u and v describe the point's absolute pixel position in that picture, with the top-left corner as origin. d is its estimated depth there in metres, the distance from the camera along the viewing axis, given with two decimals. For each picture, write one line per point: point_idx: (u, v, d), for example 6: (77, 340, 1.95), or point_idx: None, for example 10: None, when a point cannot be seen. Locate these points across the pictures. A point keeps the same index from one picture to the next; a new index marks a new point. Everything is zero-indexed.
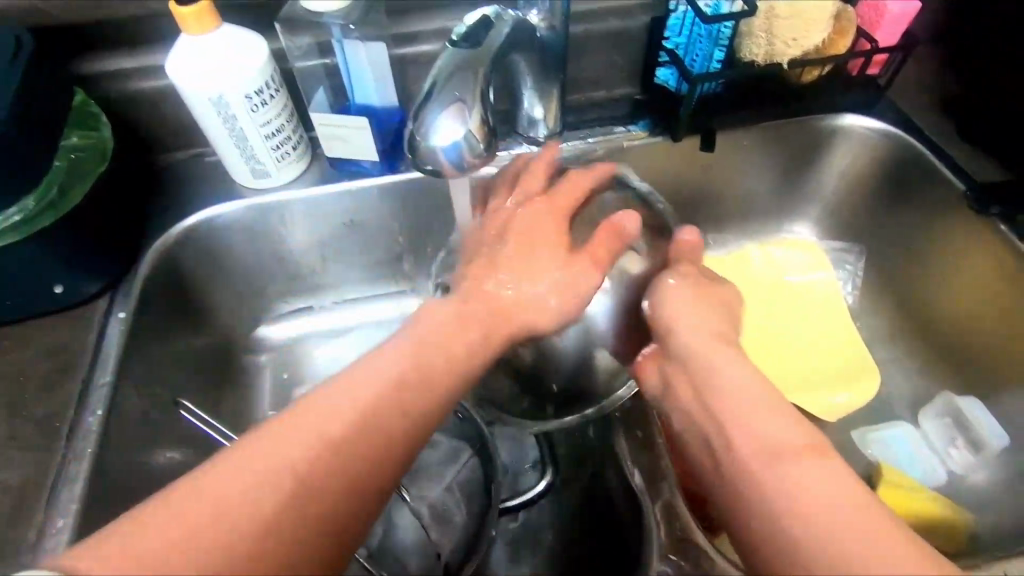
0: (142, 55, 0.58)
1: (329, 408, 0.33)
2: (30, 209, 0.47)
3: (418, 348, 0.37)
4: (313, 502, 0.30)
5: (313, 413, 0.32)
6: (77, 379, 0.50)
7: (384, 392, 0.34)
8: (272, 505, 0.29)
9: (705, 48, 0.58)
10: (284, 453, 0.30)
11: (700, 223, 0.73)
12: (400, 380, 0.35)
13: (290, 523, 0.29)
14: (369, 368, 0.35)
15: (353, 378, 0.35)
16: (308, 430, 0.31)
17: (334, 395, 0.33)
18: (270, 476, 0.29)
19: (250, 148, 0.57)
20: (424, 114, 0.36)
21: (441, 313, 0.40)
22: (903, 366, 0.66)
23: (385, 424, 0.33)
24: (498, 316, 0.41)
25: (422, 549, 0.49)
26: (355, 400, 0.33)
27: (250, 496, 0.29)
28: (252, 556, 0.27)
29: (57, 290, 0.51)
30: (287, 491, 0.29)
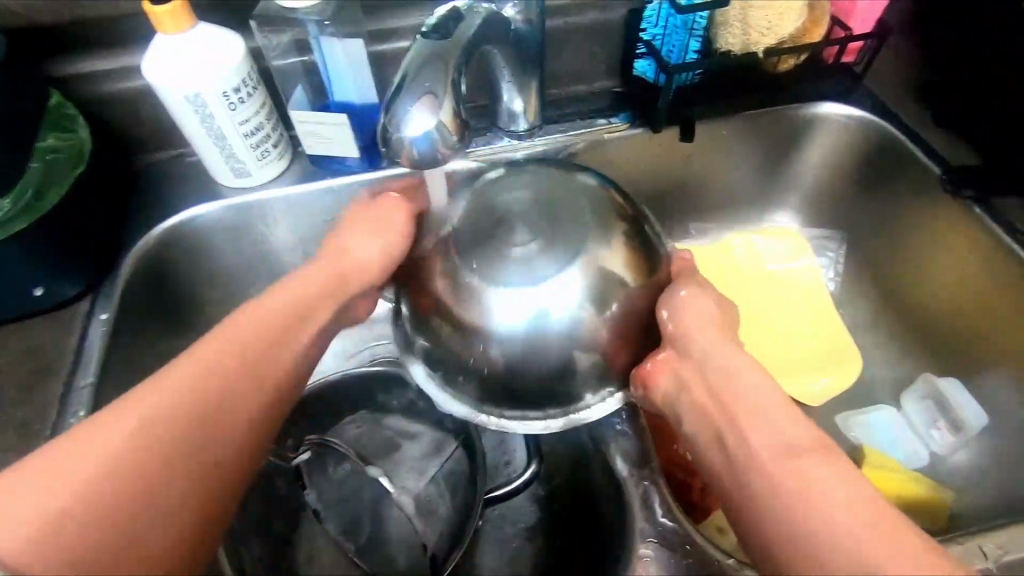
0: (118, 55, 0.58)
1: (206, 360, 0.36)
2: (7, 210, 0.47)
3: (283, 303, 0.42)
4: (214, 441, 0.34)
5: (194, 364, 0.36)
6: (58, 381, 0.50)
7: (253, 342, 0.39)
8: (128, 471, 0.32)
9: (682, 38, 0.59)
10: (129, 425, 0.33)
11: (682, 214, 0.74)
12: (270, 330, 0.40)
13: (154, 480, 0.32)
14: (241, 322, 0.39)
15: (197, 348, 0.37)
16: (154, 402, 0.34)
17: (182, 366, 0.36)
18: (167, 419, 0.33)
19: (229, 147, 0.56)
20: (397, 106, 0.36)
21: (287, 286, 0.43)
22: (885, 351, 0.67)
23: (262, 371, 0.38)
24: (334, 286, 0.45)
25: (408, 543, 0.49)
26: (198, 367, 0.36)
27: (107, 469, 0.31)
28: (121, 513, 0.31)
29: (37, 292, 0.51)
30: (141, 455, 0.32)
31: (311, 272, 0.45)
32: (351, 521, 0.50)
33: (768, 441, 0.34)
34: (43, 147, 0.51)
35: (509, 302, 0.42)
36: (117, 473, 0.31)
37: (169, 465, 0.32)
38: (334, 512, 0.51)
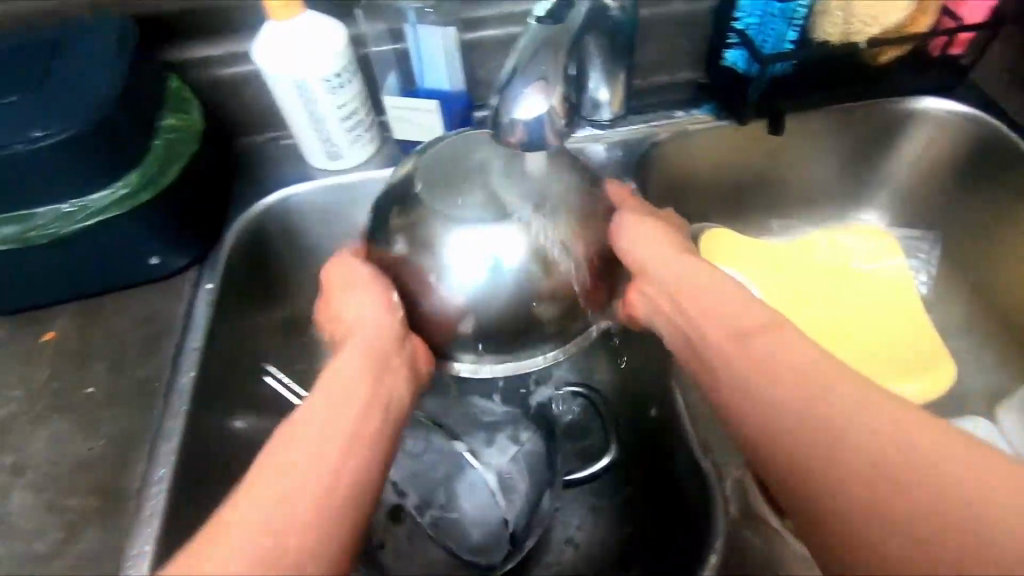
0: (226, 43, 0.62)
1: (260, 494, 0.31)
2: (132, 185, 0.50)
3: (324, 404, 0.35)
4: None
5: (256, 496, 0.31)
6: (171, 345, 0.54)
7: (311, 459, 0.32)
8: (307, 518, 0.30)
9: (779, 28, 0.57)
10: (289, 485, 0.31)
11: (762, 209, 0.72)
12: (323, 438, 0.33)
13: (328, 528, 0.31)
14: (286, 439, 0.33)
15: (315, 402, 0.35)
16: (301, 456, 0.32)
17: (311, 420, 0.34)
18: (301, 489, 0.31)
19: (326, 131, 0.59)
20: (510, 90, 0.37)
21: (369, 326, 0.41)
22: (979, 359, 0.64)
23: (344, 474, 0.33)
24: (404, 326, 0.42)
25: (486, 516, 0.50)
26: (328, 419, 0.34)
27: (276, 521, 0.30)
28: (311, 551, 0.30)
29: (152, 261, 0.55)
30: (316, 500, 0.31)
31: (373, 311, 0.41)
32: (429, 494, 0.51)
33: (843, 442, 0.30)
34: (165, 127, 0.54)
35: (460, 254, 0.40)
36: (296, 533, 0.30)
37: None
38: (413, 485, 0.52)
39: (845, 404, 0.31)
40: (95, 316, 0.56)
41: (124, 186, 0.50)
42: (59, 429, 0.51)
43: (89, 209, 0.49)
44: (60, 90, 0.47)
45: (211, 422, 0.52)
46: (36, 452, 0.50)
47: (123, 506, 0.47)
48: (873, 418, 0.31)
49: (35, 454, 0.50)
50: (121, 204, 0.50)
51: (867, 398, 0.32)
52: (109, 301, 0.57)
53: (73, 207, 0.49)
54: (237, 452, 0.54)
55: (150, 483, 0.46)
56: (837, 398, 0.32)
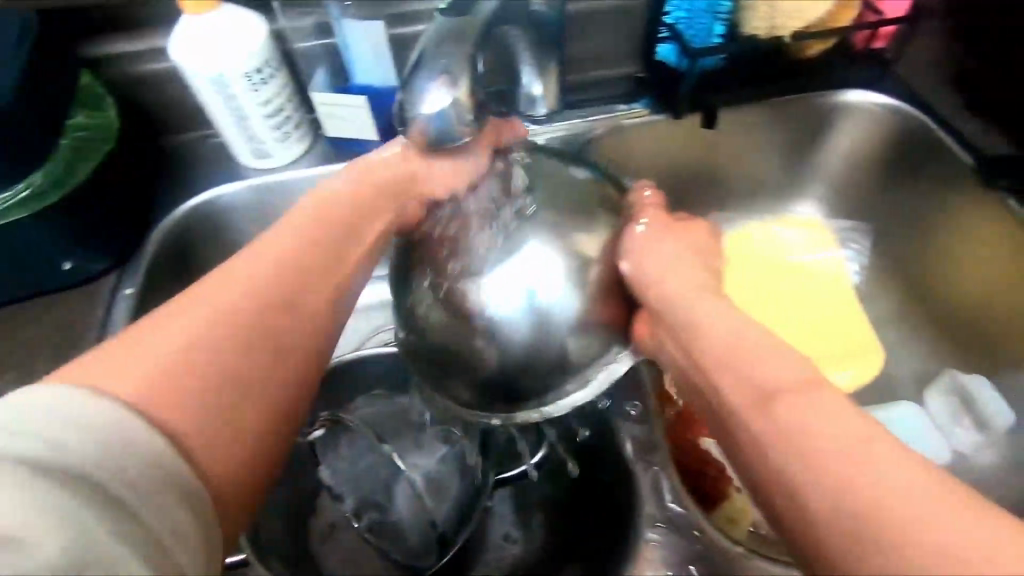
0: (145, 38, 0.59)
1: (233, 283, 0.34)
2: (38, 186, 0.48)
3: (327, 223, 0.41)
4: (262, 361, 0.33)
5: (190, 303, 0.33)
6: (86, 354, 0.52)
7: (292, 270, 0.36)
8: (238, 334, 0.32)
9: (706, 21, 0.58)
10: (224, 295, 0.33)
11: (702, 203, 0.72)
12: (303, 255, 0.38)
13: (256, 365, 0.32)
14: (258, 253, 0.36)
15: (270, 236, 0.38)
16: (242, 276, 0.34)
17: (254, 252, 0.36)
18: (220, 320, 0.32)
19: (251, 128, 0.57)
20: (413, 84, 0.36)
21: (339, 196, 0.43)
22: (908, 347, 0.66)
23: (295, 321, 0.35)
24: (371, 198, 0.44)
25: (418, 519, 0.49)
26: (275, 252, 0.37)
27: (212, 323, 0.32)
28: (242, 360, 0.32)
29: (65, 267, 0.53)
30: (242, 322, 0.33)
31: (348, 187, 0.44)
32: (364, 497, 0.49)
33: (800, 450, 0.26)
34: (72, 126, 0.52)
35: (499, 291, 0.40)
36: (226, 334, 0.32)
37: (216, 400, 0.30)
38: (350, 490, 0.50)
39: (817, 422, 0.26)
40: (6, 323, 0.54)
41: (27, 188, 0.48)
42: None
43: None
44: None
45: None
46: None
47: None
48: (839, 430, 0.26)
49: None
50: (24, 207, 0.48)
51: (834, 410, 0.27)
52: (20, 309, 0.54)
53: None
54: None
55: None
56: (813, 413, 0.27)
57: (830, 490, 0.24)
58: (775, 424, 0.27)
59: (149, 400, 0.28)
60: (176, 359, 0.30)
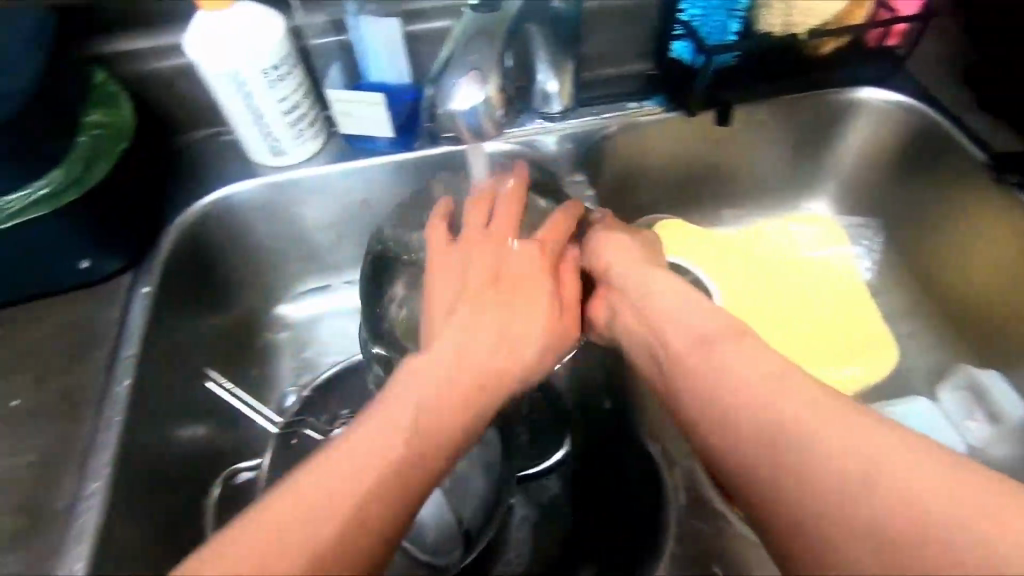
0: (158, 35, 0.59)
1: (374, 434, 0.33)
2: (57, 183, 0.48)
3: (458, 336, 0.39)
4: (389, 504, 0.31)
5: (337, 455, 0.32)
6: (103, 353, 0.51)
7: (425, 412, 0.35)
8: (375, 481, 0.31)
9: (721, 19, 0.58)
10: (370, 443, 0.32)
11: (713, 201, 0.73)
12: (436, 387, 0.36)
13: (381, 503, 0.31)
14: (416, 379, 0.36)
15: (418, 369, 0.37)
16: (388, 418, 0.34)
17: (408, 388, 0.36)
18: (357, 470, 0.31)
19: (267, 126, 0.57)
20: (443, 82, 0.36)
21: (485, 289, 0.42)
22: (920, 341, 0.66)
23: (419, 462, 0.33)
24: (529, 331, 0.42)
25: (442, 514, 0.49)
26: (421, 398, 0.35)
27: (351, 473, 0.31)
28: (366, 517, 0.30)
29: (82, 265, 0.52)
30: (384, 468, 0.32)
31: (529, 316, 0.42)
32: None
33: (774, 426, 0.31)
34: (89, 122, 0.51)
35: None
36: (357, 486, 0.31)
37: (329, 567, 0.28)
38: None
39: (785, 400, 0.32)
40: (19, 323, 0.53)
41: (47, 185, 0.47)
42: None
43: (7, 210, 0.47)
44: None
45: (149, 433, 0.50)
46: None
47: (50, 523, 0.44)
48: (775, 389, 0.32)
49: None
50: (43, 204, 0.47)
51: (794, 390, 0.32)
52: (33, 309, 0.54)
53: None
54: (178, 463, 0.52)
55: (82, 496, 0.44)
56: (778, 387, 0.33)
57: (806, 465, 0.29)
58: (751, 393, 0.33)
59: (261, 567, 0.28)
60: (306, 533, 0.29)
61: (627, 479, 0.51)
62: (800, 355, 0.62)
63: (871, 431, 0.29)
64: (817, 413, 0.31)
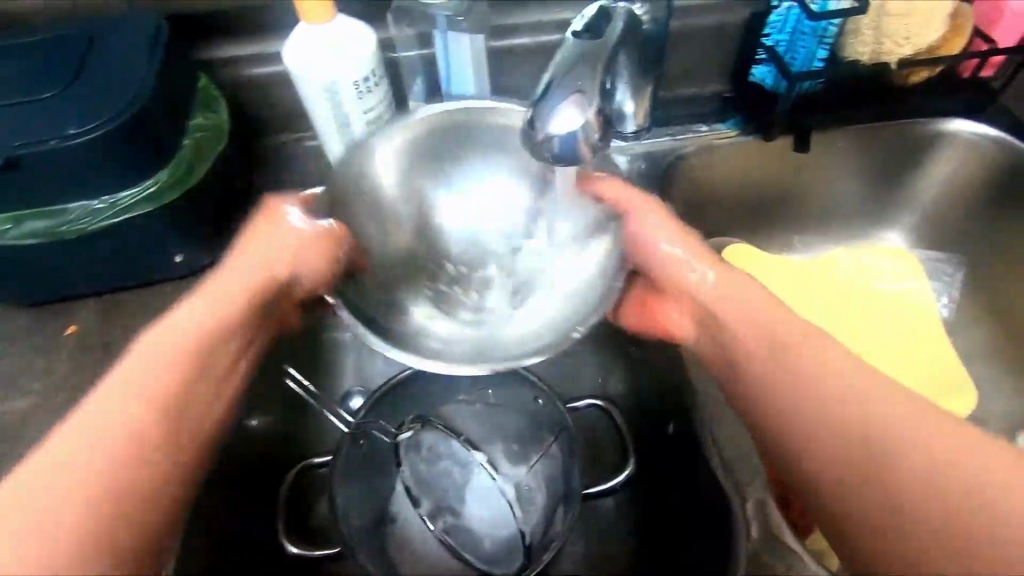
0: (256, 43, 0.62)
1: (90, 430, 0.34)
2: (163, 183, 0.50)
3: (184, 324, 0.40)
4: (135, 487, 0.33)
5: (32, 471, 0.32)
6: None
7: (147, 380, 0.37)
8: (107, 478, 0.33)
9: (810, 45, 0.57)
10: (84, 441, 0.33)
11: (783, 227, 0.71)
12: (166, 359, 0.38)
13: (122, 493, 0.33)
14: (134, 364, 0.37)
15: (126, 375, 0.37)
16: (98, 423, 0.34)
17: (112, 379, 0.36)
18: (98, 455, 0.33)
19: (351, 134, 0.59)
20: (545, 103, 0.37)
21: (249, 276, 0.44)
22: (1000, 385, 0.63)
23: (158, 431, 0.35)
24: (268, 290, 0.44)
25: (497, 526, 0.50)
26: (120, 388, 0.36)
27: (89, 465, 0.33)
28: (120, 511, 0.32)
29: (177, 259, 0.55)
30: (126, 461, 0.34)
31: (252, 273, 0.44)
32: (440, 500, 0.52)
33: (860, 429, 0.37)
34: (194, 125, 0.54)
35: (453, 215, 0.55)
36: (106, 486, 0.33)
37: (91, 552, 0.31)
38: (424, 492, 0.52)
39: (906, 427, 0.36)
40: (117, 310, 0.56)
41: (153, 184, 0.50)
42: None
43: (118, 206, 0.49)
44: (93, 86, 0.48)
45: None
46: None
47: None
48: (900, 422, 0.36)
49: None
50: (149, 202, 0.50)
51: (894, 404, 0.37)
52: (130, 297, 0.57)
53: (102, 204, 0.49)
54: None
55: None
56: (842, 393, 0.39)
57: (974, 505, 0.33)
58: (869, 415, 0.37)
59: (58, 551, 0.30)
60: (71, 491, 0.32)
61: (693, 504, 0.50)
62: None
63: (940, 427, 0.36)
64: (918, 433, 0.36)
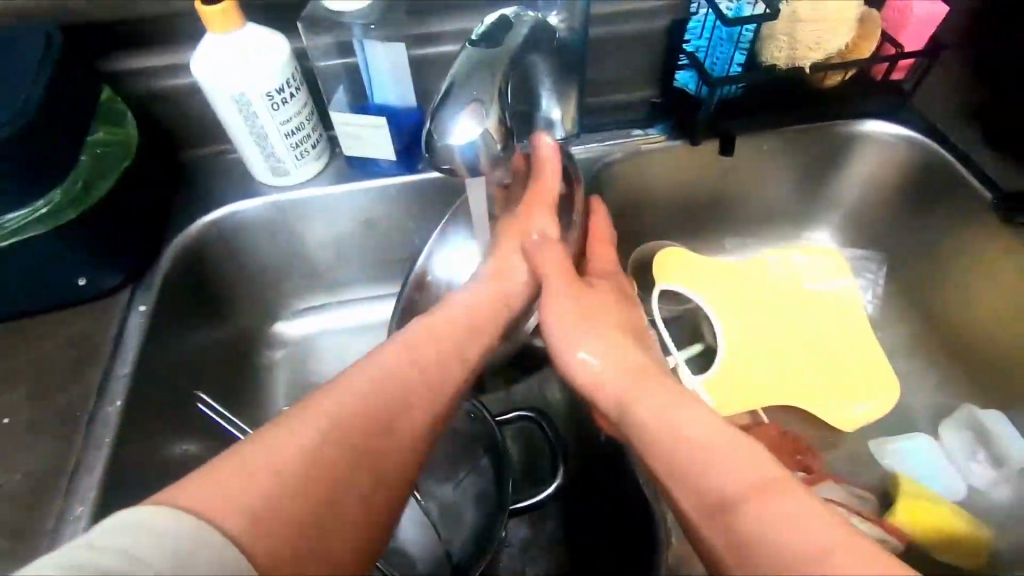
0: (166, 53, 0.59)
1: (300, 425, 0.34)
2: (57, 202, 0.48)
3: (437, 334, 0.43)
4: (329, 475, 0.33)
5: (251, 459, 0.32)
6: (98, 370, 0.51)
7: (369, 377, 0.38)
8: (300, 467, 0.33)
9: (728, 51, 0.58)
10: (307, 433, 0.34)
11: (715, 229, 0.72)
12: (435, 360, 0.42)
13: (320, 479, 0.33)
14: (360, 375, 0.38)
15: (350, 380, 0.38)
16: (314, 418, 0.35)
17: (352, 384, 0.38)
18: (270, 462, 0.32)
19: (270, 147, 0.57)
20: (443, 114, 0.36)
21: (459, 304, 0.48)
22: (922, 378, 0.65)
23: (352, 426, 0.35)
24: (478, 320, 0.47)
25: (428, 545, 0.48)
26: (357, 395, 0.37)
27: (288, 453, 0.33)
28: (318, 497, 0.32)
29: (80, 283, 0.52)
30: (321, 447, 0.34)
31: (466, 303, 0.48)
32: None
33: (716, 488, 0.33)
34: (94, 141, 0.52)
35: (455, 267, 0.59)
36: (291, 476, 0.32)
37: (286, 535, 0.31)
38: None
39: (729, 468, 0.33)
40: (19, 337, 0.53)
41: (47, 204, 0.47)
42: None
43: (6, 228, 0.46)
44: None
45: (142, 451, 0.50)
46: None
47: (37, 545, 0.43)
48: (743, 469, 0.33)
49: None
50: (42, 223, 0.47)
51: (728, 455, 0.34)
52: (32, 324, 0.54)
53: None
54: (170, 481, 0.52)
55: (72, 517, 0.44)
56: (729, 444, 0.34)
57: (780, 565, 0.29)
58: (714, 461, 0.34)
59: (264, 517, 0.30)
60: (258, 479, 0.31)
61: (626, 512, 0.50)
62: (806, 396, 0.61)
63: (821, 528, 0.30)
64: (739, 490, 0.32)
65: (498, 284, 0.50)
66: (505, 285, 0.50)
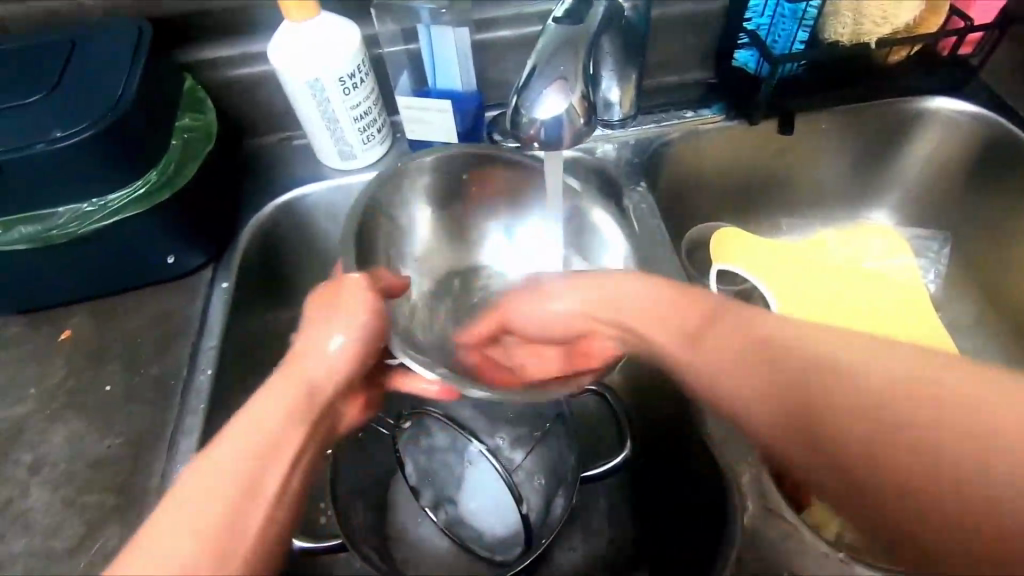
0: (238, 43, 0.62)
1: (162, 552, 0.30)
2: (152, 183, 0.50)
3: (253, 419, 0.36)
4: None
5: None
6: (187, 343, 0.55)
7: (228, 471, 0.34)
8: None
9: (789, 27, 0.57)
10: None
11: (766, 207, 0.72)
12: (224, 500, 0.32)
13: None
14: (218, 465, 0.34)
15: (201, 470, 0.33)
16: (176, 539, 0.30)
17: (198, 492, 0.32)
18: None
19: (339, 130, 0.59)
20: (529, 91, 0.37)
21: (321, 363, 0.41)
22: (988, 356, 0.64)
23: (220, 546, 0.31)
24: (304, 406, 0.39)
25: (502, 515, 0.51)
26: (220, 483, 0.33)
27: None
28: None
29: (169, 260, 0.56)
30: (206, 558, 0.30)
31: (274, 395, 0.38)
32: (440, 492, 0.52)
33: (913, 420, 0.31)
34: (181, 127, 0.55)
35: None
36: None
37: None
38: (426, 484, 0.53)
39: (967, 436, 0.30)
40: (110, 314, 0.56)
41: (143, 185, 0.50)
42: (76, 426, 0.51)
43: (109, 208, 0.49)
44: (75, 94, 0.48)
45: (229, 419, 0.53)
46: (56, 448, 0.50)
47: (142, 502, 0.47)
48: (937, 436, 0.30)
49: (53, 451, 0.49)
50: (139, 202, 0.50)
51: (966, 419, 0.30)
52: (123, 299, 0.57)
53: (93, 206, 0.49)
54: None
55: (171, 479, 0.47)
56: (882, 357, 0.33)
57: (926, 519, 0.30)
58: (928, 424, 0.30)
59: None
60: None
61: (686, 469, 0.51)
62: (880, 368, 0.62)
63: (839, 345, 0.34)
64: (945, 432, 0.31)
65: (354, 335, 0.42)
66: (345, 331, 0.42)
